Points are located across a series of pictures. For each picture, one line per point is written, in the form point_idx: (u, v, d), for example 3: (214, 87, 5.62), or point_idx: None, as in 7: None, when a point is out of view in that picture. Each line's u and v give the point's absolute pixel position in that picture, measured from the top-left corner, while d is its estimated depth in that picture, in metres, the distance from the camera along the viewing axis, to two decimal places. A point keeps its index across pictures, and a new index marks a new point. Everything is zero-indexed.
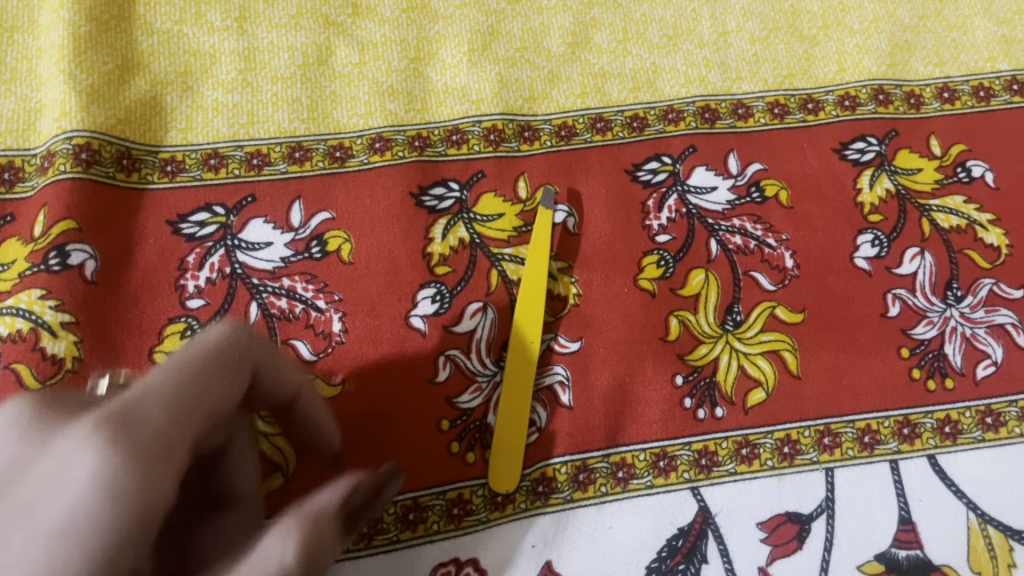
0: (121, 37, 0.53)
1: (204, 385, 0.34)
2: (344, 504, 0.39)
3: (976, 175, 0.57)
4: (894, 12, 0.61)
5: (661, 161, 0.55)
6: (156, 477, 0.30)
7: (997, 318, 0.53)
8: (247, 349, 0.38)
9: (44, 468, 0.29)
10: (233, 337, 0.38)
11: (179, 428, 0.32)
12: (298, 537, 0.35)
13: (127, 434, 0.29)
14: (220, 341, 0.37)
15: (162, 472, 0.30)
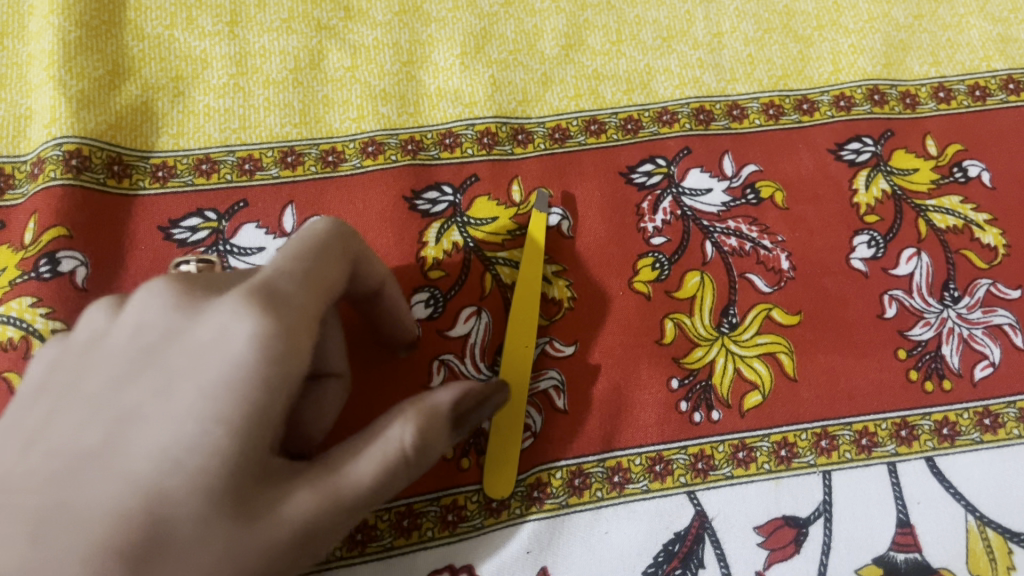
0: (112, 43, 0.53)
1: (323, 259, 0.36)
2: (451, 408, 0.35)
3: (972, 174, 0.56)
4: (889, 12, 0.61)
5: (655, 163, 0.55)
6: (302, 345, 0.32)
7: (995, 318, 0.52)
8: (353, 239, 0.39)
9: (193, 345, 0.31)
10: (332, 224, 0.39)
11: (314, 295, 0.34)
12: (404, 444, 0.33)
13: (275, 305, 0.32)
14: (324, 226, 0.38)
15: (298, 342, 0.32)
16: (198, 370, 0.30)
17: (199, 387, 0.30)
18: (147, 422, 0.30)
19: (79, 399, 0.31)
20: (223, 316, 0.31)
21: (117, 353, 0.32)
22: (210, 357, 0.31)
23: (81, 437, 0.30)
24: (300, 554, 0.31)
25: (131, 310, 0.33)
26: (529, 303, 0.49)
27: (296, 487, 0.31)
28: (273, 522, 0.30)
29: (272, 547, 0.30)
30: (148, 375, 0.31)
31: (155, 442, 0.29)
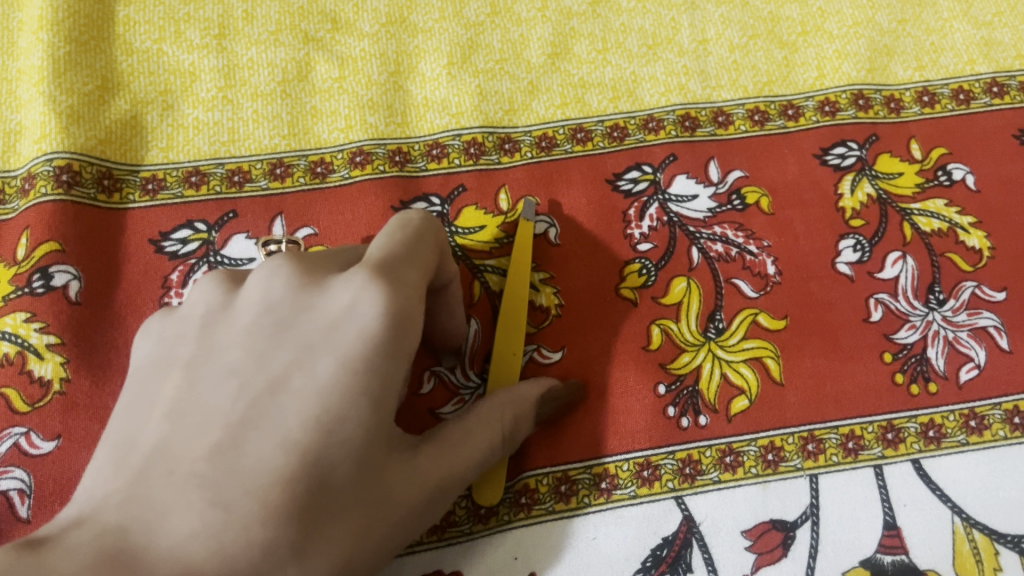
0: (101, 58, 0.53)
1: (419, 254, 0.39)
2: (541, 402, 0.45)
3: (957, 178, 0.57)
4: (873, 17, 0.61)
5: (642, 170, 0.56)
6: (415, 326, 0.36)
7: (980, 320, 0.53)
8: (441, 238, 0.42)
9: (324, 321, 0.35)
10: (426, 221, 0.42)
11: (421, 282, 0.38)
12: (502, 429, 0.42)
13: (398, 289, 0.36)
14: (418, 221, 0.41)
15: (411, 325, 0.35)
16: (337, 344, 0.34)
17: (339, 358, 0.34)
18: (293, 391, 0.33)
19: (214, 366, 0.34)
20: (349, 293, 0.35)
21: (246, 327, 0.35)
22: (346, 335, 0.34)
23: (228, 402, 0.33)
24: (424, 516, 0.38)
25: (251, 290, 0.36)
26: (517, 308, 0.49)
27: (426, 462, 0.37)
28: (408, 490, 0.36)
29: (408, 510, 0.36)
30: (287, 347, 0.34)
31: (305, 409, 0.32)
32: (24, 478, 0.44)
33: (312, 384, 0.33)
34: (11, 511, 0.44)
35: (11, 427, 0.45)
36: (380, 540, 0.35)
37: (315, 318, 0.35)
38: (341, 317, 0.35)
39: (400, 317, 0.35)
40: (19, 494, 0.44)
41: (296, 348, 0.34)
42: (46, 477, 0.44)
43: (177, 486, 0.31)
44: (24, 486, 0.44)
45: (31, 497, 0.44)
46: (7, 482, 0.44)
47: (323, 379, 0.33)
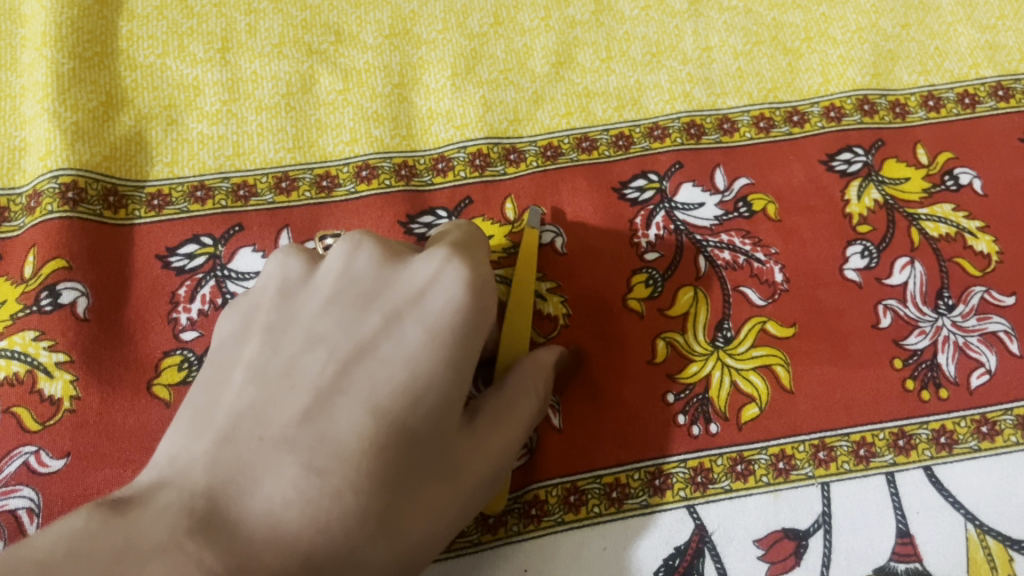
0: (105, 74, 0.53)
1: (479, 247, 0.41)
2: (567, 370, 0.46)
3: (964, 182, 0.57)
4: (876, 22, 0.61)
5: (647, 178, 0.55)
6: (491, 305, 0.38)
7: (989, 325, 0.52)
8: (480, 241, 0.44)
9: (409, 293, 0.36)
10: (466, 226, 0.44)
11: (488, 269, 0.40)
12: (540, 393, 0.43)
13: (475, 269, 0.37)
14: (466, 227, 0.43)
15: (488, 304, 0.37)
16: (422, 315, 0.35)
17: (426, 328, 0.35)
18: (382, 363, 0.34)
19: (299, 334, 0.35)
20: (434, 270, 0.37)
21: (329, 298, 0.36)
22: (433, 306, 0.35)
23: (318, 369, 0.33)
24: (487, 486, 0.39)
25: (331, 265, 0.37)
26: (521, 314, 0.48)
27: (486, 435, 0.39)
28: (474, 462, 0.37)
29: (476, 482, 0.38)
30: (372, 317, 0.35)
31: (395, 378, 0.33)
32: (33, 497, 0.44)
33: (401, 352, 0.34)
34: (19, 530, 0.43)
35: (20, 446, 0.45)
36: (454, 516, 0.37)
37: (399, 291, 0.36)
38: (424, 290, 0.36)
39: (481, 293, 0.37)
40: (27, 513, 0.44)
41: (383, 317, 0.35)
42: (55, 495, 0.44)
43: (263, 454, 0.31)
44: (33, 505, 0.44)
45: (39, 516, 0.44)
46: (16, 501, 0.44)
47: (411, 347, 0.34)
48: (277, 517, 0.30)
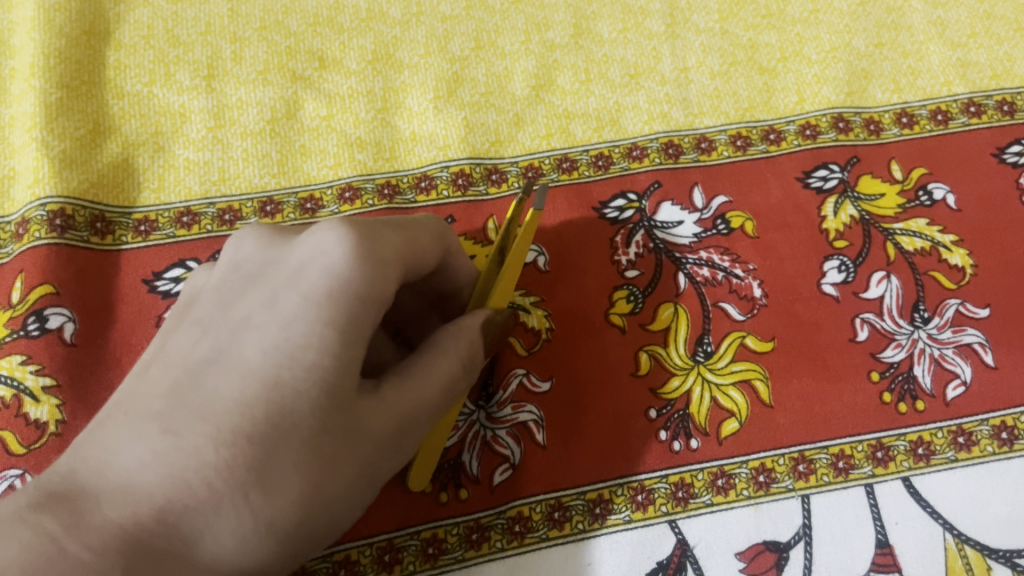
0: (93, 102, 0.54)
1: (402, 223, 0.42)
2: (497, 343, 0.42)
3: (938, 197, 0.58)
4: (850, 42, 0.62)
5: (627, 198, 0.56)
6: (392, 270, 0.38)
7: (965, 337, 0.53)
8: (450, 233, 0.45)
9: (290, 266, 0.37)
10: (436, 222, 0.45)
11: (401, 239, 0.40)
12: (463, 357, 0.41)
13: (365, 236, 0.38)
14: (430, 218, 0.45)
15: (387, 269, 0.38)
16: (299, 283, 0.36)
17: (303, 294, 0.36)
18: (252, 344, 0.36)
19: (192, 325, 0.38)
20: (311, 245, 0.37)
21: (218, 286, 0.39)
22: (310, 273, 0.37)
23: (200, 354, 0.37)
24: (394, 448, 0.39)
25: (226, 253, 0.40)
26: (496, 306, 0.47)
27: (392, 395, 0.38)
28: (374, 420, 0.37)
29: (377, 443, 0.38)
30: (253, 294, 0.38)
31: (266, 341, 0.36)
32: None
33: (274, 320, 0.36)
34: None
35: (7, 470, 0.45)
36: (352, 474, 0.37)
37: (285, 266, 0.38)
38: (306, 260, 0.37)
39: (364, 255, 0.37)
40: None
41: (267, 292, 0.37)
42: None
43: (142, 434, 0.35)
44: None
45: None
46: None
47: (285, 312, 0.36)
48: (132, 480, 0.34)
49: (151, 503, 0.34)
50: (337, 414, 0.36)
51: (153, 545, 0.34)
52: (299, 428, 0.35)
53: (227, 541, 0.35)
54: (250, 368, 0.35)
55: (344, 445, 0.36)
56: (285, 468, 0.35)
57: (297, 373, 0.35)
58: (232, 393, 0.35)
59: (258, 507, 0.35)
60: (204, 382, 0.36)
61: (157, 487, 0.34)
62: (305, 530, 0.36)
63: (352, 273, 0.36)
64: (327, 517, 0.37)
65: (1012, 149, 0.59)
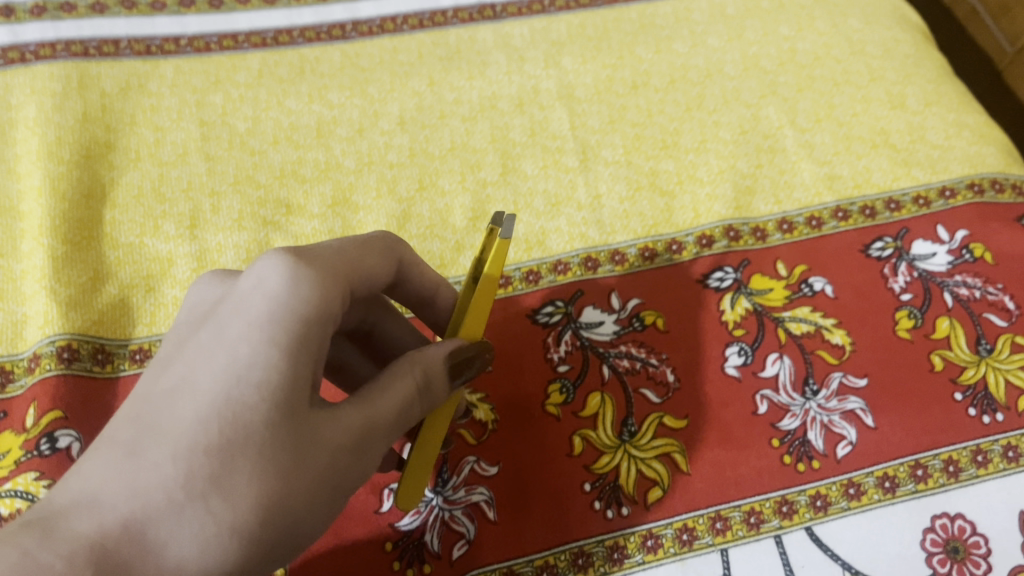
0: (93, 253, 0.64)
1: (341, 246, 0.47)
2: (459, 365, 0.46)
3: (818, 288, 0.68)
4: (734, 165, 0.74)
5: (555, 305, 0.66)
6: (329, 290, 0.41)
7: (848, 404, 0.62)
8: (397, 248, 0.52)
9: (233, 298, 0.40)
10: (380, 237, 0.51)
11: (338, 263, 0.44)
12: (417, 380, 0.44)
13: (301, 261, 0.42)
14: (378, 237, 0.50)
15: (326, 287, 0.41)
16: (241, 309, 0.39)
17: (246, 321, 0.39)
18: (203, 366, 0.38)
19: (155, 363, 0.41)
20: (252, 275, 0.41)
21: (180, 329, 0.43)
22: (250, 299, 0.40)
23: (156, 383, 0.39)
24: (354, 459, 0.41)
25: (189, 302, 0.45)
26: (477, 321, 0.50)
27: (347, 408, 0.41)
28: (330, 428, 0.40)
29: (334, 452, 0.40)
30: (202, 326, 0.41)
31: (214, 365, 0.38)
32: None
33: (218, 342, 0.39)
34: None
35: None
36: (310, 482, 0.39)
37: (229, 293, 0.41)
38: (245, 284, 0.40)
39: (300, 280, 0.40)
40: None
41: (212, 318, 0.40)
42: None
43: (103, 456, 0.37)
44: None
45: None
46: None
47: (228, 335, 0.39)
48: (94, 496, 0.35)
49: (115, 516, 0.35)
50: (294, 420, 0.39)
51: (119, 552, 0.34)
52: (256, 439, 0.37)
53: (190, 547, 0.36)
54: (201, 390, 0.37)
55: (302, 451, 0.39)
56: (244, 475, 0.37)
57: (245, 391, 0.37)
58: (188, 413, 0.37)
59: (220, 514, 0.36)
60: (161, 408, 0.38)
61: (119, 501, 0.35)
62: (270, 539, 0.38)
63: (289, 296, 0.40)
64: (285, 523, 0.39)
65: (876, 245, 0.70)
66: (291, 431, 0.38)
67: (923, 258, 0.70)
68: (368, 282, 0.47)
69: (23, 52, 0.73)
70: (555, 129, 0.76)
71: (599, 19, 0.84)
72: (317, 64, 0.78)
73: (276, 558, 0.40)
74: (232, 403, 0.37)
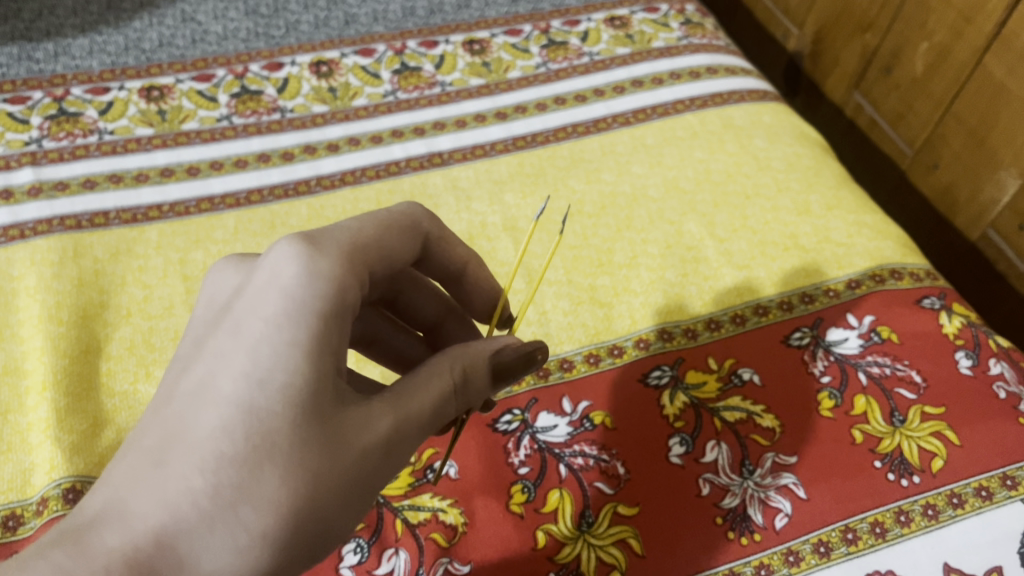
0: (92, 403, 0.70)
1: (355, 226, 0.52)
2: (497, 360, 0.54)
3: (746, 378, 0.76)
4: (663, 275, 0.83)
5: (513, 413, 0.73)
6: (344, 280, 0.47)
7: (782, 479, 0.69)
8: (417, 221, 0.58)
9: (253, 293, 0.46)
10: (401, 214, 0.57)
11: (352, 245, 0.50)
12: (449, 381, 0.50)
13: (316, 256, 0.47)
14: (400, 213, 0.57)
15: (337, 277, 0.47)
16: (262, 307, 0.45)
17: (264, 319, 0.45)
18: (228, 368, 0.44)
19: (184, 363, 0.48)
20: (271, 270, 0.46)
21: (205, 327, 0.49)
22: (268, 295, 0.46)
23: (186, 386, 0.46)
24: (385, 458, 0.47)
25: (216, 296, 0.51)
26: None
27: (383, 408, 0.48)
28: (359, 429, 0.46)
29: (364, 453, 0.46)
30: (223, 326, 0.47)
31: (238, 368, 0.44)
32: None
33: (240, 339, 0.45)
34: None
35: None
36: (338, 480, 0.45)
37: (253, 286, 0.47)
38: (264, 279, 0.46)
39: (313, 275, 0.46)
40: None
41: (235, 313, 0.47)
42: None
43: (141, 468, 0.44)
44: None
45: None
46: None
47: (249, 330, 0.45)
48: (131, 507, 0.43)
49: (148, 525, 0.42)
50: (318, 423, 0.44)
51: (153, 562, 0.41)
52: (278, 445, 0.43)
53: (222, 547, 0.42)
54: (225, 395, 0.44)
55: (328, 454, 0.44)
56: (269, 479, 0.43)
57: (267, 395, 0.43)
58: (212, 423, 0.43)
59: (248, 518, 0.43)
60: (191, 415, 0.44)
61: (152, 509, 0.42)
62: (305, 533, 0.44)
63: (303, 291, 0.45)
64: (318, 521, 0.45)
65: (794, 335, 0.79)
66: (315, 437, 0.44)
67: (837, 343, 0.78)
68: (386, 259, 0.54)
69: (22, 230, 0.81)
70: (502, 257, 0.85)
71: (535, 158, 0.95)
72: (287, 218, 0.87)
73: (318, 552, 0.46)
74: (251, 411, 0.43)
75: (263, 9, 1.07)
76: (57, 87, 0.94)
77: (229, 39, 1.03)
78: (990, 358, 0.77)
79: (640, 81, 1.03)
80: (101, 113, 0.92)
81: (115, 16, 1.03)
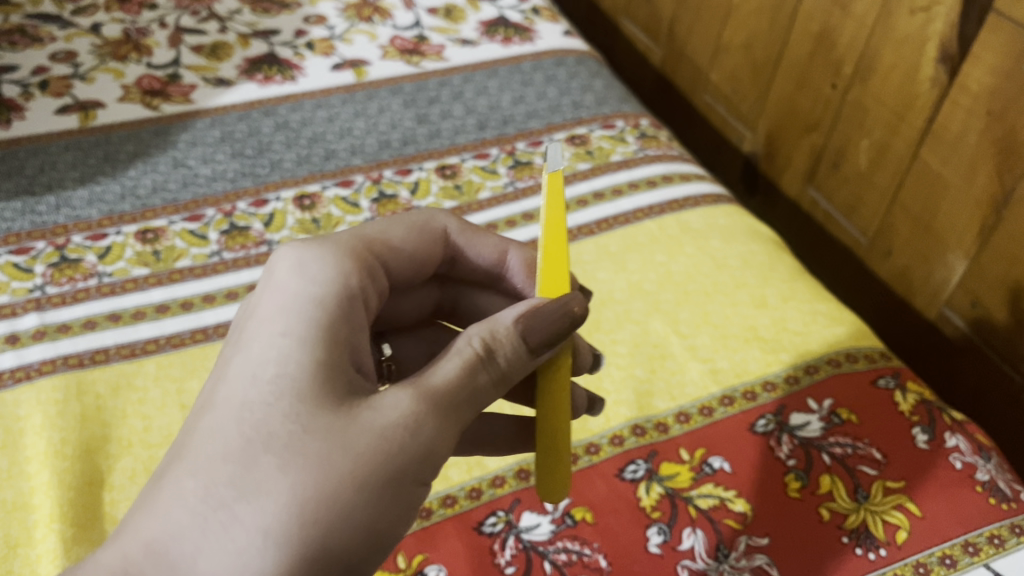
0: (97, 532, 0.74)
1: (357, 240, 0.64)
2: (536, 326, 0.55)
3: (717, 466, 0.80)
4: (633, 373, 0.89)
5: (497, 514, 0.77)
6: (334, 274, 0.57)
7: (756, 561, 0.73)
8: (432, 220, 0.70)
9: (255, 307, 0.56)
10: (421, 219, 0.70)
11: (355, 247, 0.62)
12: (472, 356, 0.53)
13: (308, 261, 0.58)
14: (419, 221, 0.69)
15: (321, 282, 0.56)
16: (261, 312, 0.55)
17: (261, 322, 0.54)
18: (230, 372, 0.52)
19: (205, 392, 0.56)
20: (270, 281, 0.57)
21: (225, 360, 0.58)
22: (266, 302, 0.55)
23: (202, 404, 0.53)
24: (407, 438, 0.49)
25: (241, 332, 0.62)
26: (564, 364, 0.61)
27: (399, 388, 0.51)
28: (367, 413, 0.50)
29: (375, 433, 0.49)
30: (232, 344, 0.55)
31: (240, 370, 0.52)
32: None
33: (241, 352, 0.53)
34: None
35: None
36: (348, 461, 0.47)
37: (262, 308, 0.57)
38: (265, 294, 0.56)
39: (303, 276, 0.57)
40: None
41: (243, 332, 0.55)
42: None
43: (160, 482, 0.50)
44: None
45: None
46: None
47: (249, 336, 0.54)
48: (148, 515, 0.48)
49: (160, 525, 0.47)
50: (314, 409, 0.49)
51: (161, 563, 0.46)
52: (274, 431, 0.48)
53: (228, 537, 0.46)
54: (228, 398, 0.50)
55: (329, 436, 0.48)
56: (268, 464, 0.47)
57: (261, 390, 0.50)
58: (216, 426, 0.49)
59: (251, 504, 0.46)
60: (200, 426, 0.51)
61: (165, 512, 0.47)
62: (320, 516, 0.46)
63: (292, 291, 0.55)
64: (336, 505, 0.46)
65: (759, 423, 0.84)
66: (315, 422, 0.48)
67: (800, 428, 0.83)
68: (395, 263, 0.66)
69: (28, 371, 0.86)
70: None
71: None
72: None
73: (353, 557, 0.47)
74: (248, 405, 0.50)
75: (248, 151, 1.15)
76: (59, 236, 1.01)
77: (218, 180, 1.11)
78: (945, 431, 0.83)
79: (601, 192, 1.11)
80: (100, 257, 0.99)
81: (111, 166, 1.11)
